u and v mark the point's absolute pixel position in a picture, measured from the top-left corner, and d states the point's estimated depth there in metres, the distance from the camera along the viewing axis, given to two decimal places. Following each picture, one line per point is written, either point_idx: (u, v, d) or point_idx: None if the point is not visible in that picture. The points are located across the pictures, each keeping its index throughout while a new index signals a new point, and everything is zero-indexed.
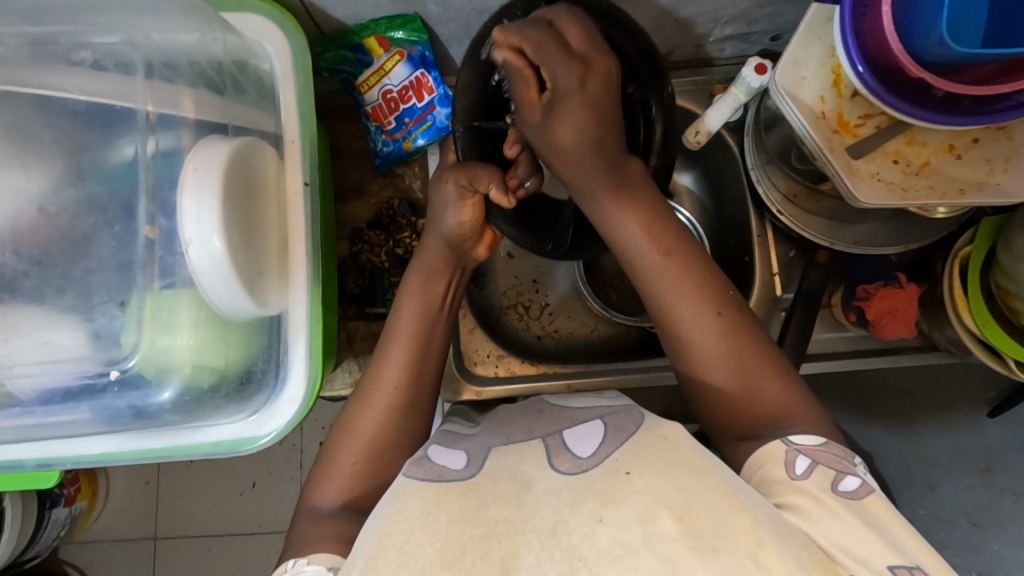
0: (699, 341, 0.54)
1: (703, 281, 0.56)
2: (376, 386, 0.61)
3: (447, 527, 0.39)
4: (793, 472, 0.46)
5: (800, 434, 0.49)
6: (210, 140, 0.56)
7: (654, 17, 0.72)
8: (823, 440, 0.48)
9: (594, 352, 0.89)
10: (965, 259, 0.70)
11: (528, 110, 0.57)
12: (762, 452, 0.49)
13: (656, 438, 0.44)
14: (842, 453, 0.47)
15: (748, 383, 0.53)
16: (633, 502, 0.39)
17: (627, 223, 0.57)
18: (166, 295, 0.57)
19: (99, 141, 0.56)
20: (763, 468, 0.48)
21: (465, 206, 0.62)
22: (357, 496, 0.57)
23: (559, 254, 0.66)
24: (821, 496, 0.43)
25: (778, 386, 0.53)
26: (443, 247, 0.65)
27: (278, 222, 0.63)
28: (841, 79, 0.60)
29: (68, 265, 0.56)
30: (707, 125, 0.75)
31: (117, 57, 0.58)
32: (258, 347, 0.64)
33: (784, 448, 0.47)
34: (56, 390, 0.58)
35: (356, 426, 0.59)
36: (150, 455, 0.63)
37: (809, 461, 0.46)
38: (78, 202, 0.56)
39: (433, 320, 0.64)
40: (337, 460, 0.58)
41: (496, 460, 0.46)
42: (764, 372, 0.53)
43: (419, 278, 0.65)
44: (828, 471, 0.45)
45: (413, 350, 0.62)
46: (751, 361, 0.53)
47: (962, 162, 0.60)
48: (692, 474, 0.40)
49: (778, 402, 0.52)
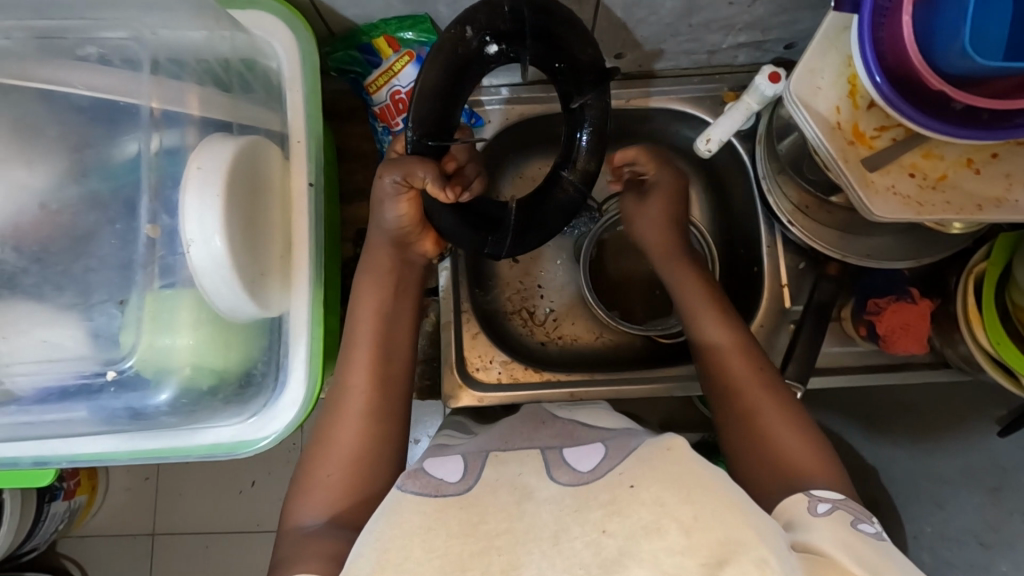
0: (737, 368, 0.63)
1: (759, 370, 0.63)
2: (346, 394, 0.62)
3: (445, 544, 0.39)
4: (814, 510, 0.50)
5: (822, 492, 0.52)
6: (216, 139, 0.55)
7: (666, 23, 0.71)
8: (841, 497, 0.52)
9: (599, 360, 0.88)
10: (980, 275, 0.68)
11: (630, 198, 0.75)
12: (785, 506, 0.52)
13: (661, 450, 0.42)
14: (859, 509, 0.50)
15: (777, 440, 0.58)
16: (640, 515, 0.38)
17: (692, 286, 0.70)
18: (166, 294, 0.56)
19: (104, 138, 0.56)
20: (790, 513, 0.51)
21: (401, 200, 0.61)
22: (343, 510, 0.56)
23: (500, 253, 0.64)
24: (843, 532, 0.47)
25: (802, 441, 0.58)
26: (388, 246, 0.65)
27: (281, 226, 0.61)
28: (856, 89, 0.60)
29: (69, 262, 0.55)
30: (719, 133, 0.74)
31: (123, 53, 0.57)
32: (258, 351, 0.62)
33: (807, 500, 0.51)
34: (54, 388, 0.57)
35: (333, 441, 0.60)
36: (145, 457, 0.62)
37: (830, 507, 0.50)
38: (82, 199, 0.55)
39: (393, 321, 0.65)
40: (313, 476, 0.59)
41: (494, 471, 0.44)
42: (788, 426, 0.59)
43: (369, 281, 0.65)
44: (848, 516, 0.49)
45: (377, 354, 0.63)
46: (776, 409, 0.60)
47: (979, 176, 0.59)
48: (700, 487, 0.39)
49: (804, 462, 0.56)
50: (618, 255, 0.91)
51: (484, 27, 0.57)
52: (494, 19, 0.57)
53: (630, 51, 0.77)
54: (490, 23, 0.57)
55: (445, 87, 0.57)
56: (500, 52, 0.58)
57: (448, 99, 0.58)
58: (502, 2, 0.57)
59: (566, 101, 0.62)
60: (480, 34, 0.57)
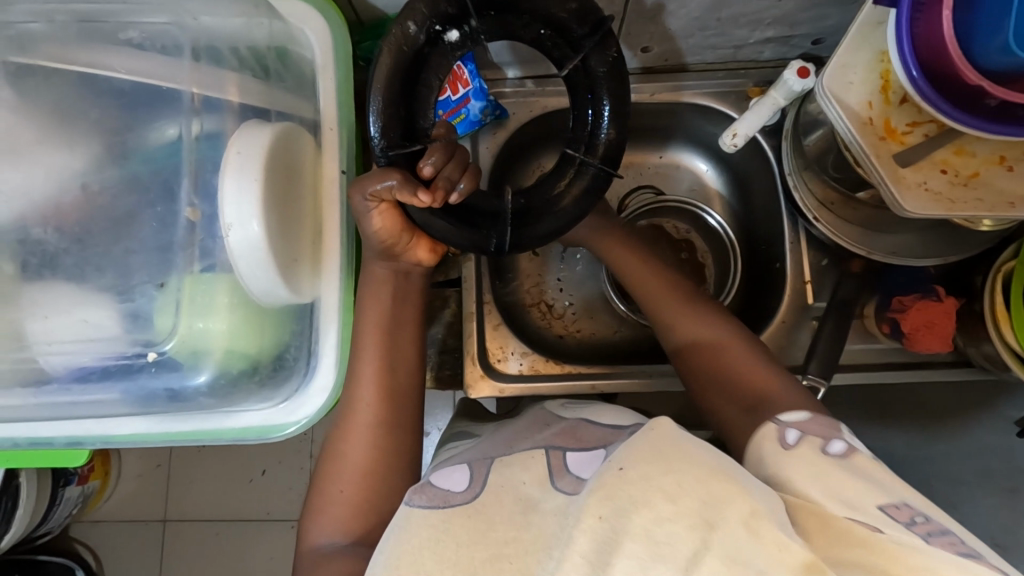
0: (682, 326, 0.67)
1: (715, 337, 0.65)
2: (350, 413, 0.60)
3: (456, 552, 0.43)
4: (785, 441, 0.50)
5: (788, 413, 0.53)
6: (252, 124, 0.56)
7: (695, 17, 0.71)
8: (807, 416, 0.52)
9: (617, 354, 0.88)
10: (1008, 273, 0.68)
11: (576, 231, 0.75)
12: (757, 437, 0.52)
13: (647, 431, 0.43)
14: (827, 422, 0.51)
15: (735, 371, 0.61)
16: (630, 491, 0.39)
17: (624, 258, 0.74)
18: (205, 276, 0.57)
19: (139, 123, 0.57)
20: (762, 447, 0.50)
21: (378, 211, 0.57)
22: (366, 529, 0.56)
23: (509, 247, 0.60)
24: (811, 461, 0.47)
25: (760, 373, 0.61)
26: (382, 260, 0.62)
27: (311, 212, 0.61)
28: (888, 85, 0.59)
29: (109, 244, 0.57)
30: (745, 127, 0.74)
31: (163, 39, 0.58)
32: (289, 334, 0.63)
33: (776, 427, 0.51)
34: (94, 369, 0.58)
35: (343, 461, 0.58)
36: (177, 439, 0.60)
37: (798, 434, 0.50)
38: (122, 181, 0.57)
39: (391, 334, 0.62)
40: (328, 492, 0.58)
41: (499, 475, 0.49)
42: (747, 363, 0.62)
43: (369, 296, 0.62)
44: (817, 440, 0.49)
45: (377, 368, 0.60)
46: (736, 353, 0.63)
47: (1013, 174, 0.59)
48: (681, 459, 0.41)
49: (764, 386, 0.59)
50: None
51: (432, 14, 0.53)
52: (437, 6, 0.53)
53: (656, 45, 0.77)
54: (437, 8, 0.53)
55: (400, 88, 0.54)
56: (461, 36, 0.55)
57: (406, 100, 0.54)
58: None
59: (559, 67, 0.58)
60: (427, 26, 0.53)
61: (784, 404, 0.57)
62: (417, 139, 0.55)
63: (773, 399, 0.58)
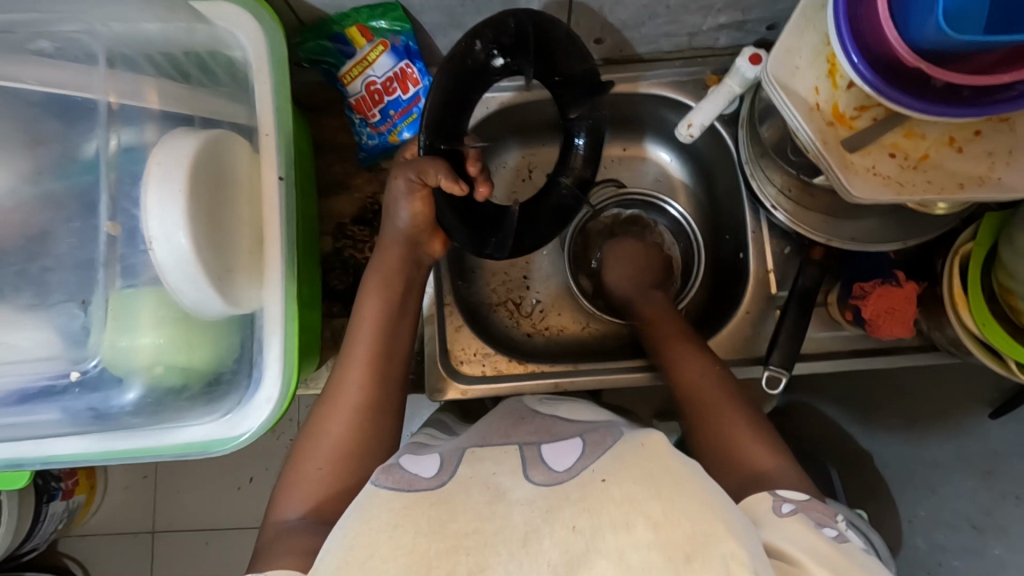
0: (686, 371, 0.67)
1: (705, 361, 0.67)
2: (342, 390, 0.60)
3: (413, 540, 0.38)
4: (779, 510, 0.51)
5: (788, 490, 0.53)
6: (174, 134, 0.54)
7: (643, 5, 0.69)
8: (807, 497, 0.53)
9: (586, 351, 0.87)
10: (965, 256, 0.67)
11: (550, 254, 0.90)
12: (750, 502, 0.53)
13: (636, 446, 0.43)
14: (823, 509, 0.52)
15: (733, 440, 0.60)
16: (610, 511, 0.38)
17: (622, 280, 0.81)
18: (127, 294, 0.56)
19: (60, 134, 0.55)
20: (756, 508, 0.52)
21: (416, 199, 0.61)
22: (324, 503, 0.55)
23: (504, 254, 0.66)
24: (809, 535, 0.47)
25: (757, 444, 0.59)
26: (399, 244, 0.64)
27: (251, 218, 0.60)
28: (836, 68, 0.57)
29: (23, 262, 0.55)
30: (699, 117, 0.73)
31: (79, 46, 0.56)
32: (230, 346, 0.61)
33: (770, 497, 0.52)
34: (13, 392, 0.56)
35: (323, 434, 0.58)
36: (117, 457, 0.60)
37: (795, 507, 0.51)
38: (35, 201, 0.55)
39: (396, 317, 0.63)
40: (299, 473, 0.57)
41: (471, 468, 0.44)
42: (745, 433, 0.60)
43: (377, 276, 0.63)
44: (811, 519, 0.50)
45: (376, 348, 0.61)
46: (733, 421, 0.61)
47: (962, 155, 0.57)
48: (673, 482, 0.39)
49: (762, 463, 0.58)
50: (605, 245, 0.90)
51: (493, 41, 0.58)
52: (501, 33, 0.58)
53: (610, 34, 0.75)
54: (498, 36, 0.58)
55: (451, 93, 0.57)
56: (505, 65, 0.59)
57: (454, 104, 0.58)
58: (507, 19, 0.57)
59: (564, 112, 0.65)
60: (489, 47, 0.58)
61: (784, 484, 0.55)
62: (460, 139, 0.60)
63: (770, 474, 0.56)
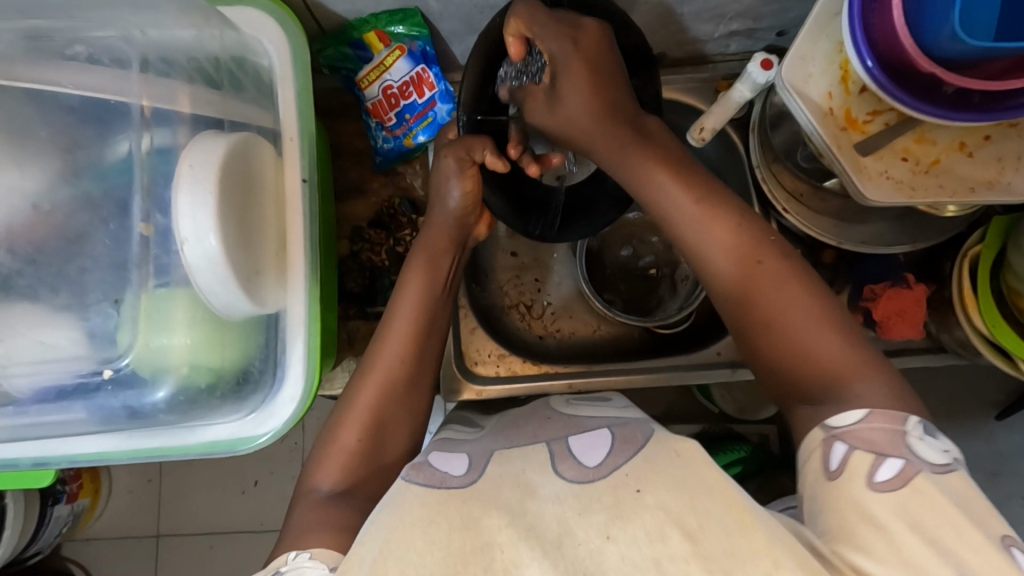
0: (736, 284, 0.50)
1: (728, 214, 0.51)
2: (378, 363, 0.60)
3: (447, 537, 0.38)
4: (826, 467, 0.42)
5: (841, 411, 0.44)
6: (206, 138, 0.55)
7: (657, 13, 0.71)
8: (865, 412, 0.43)
9: (596, 353, 0.88)
10: (974, 258, 0.68)
11: (533, 103, 0.57)
12: (806, 443, 0.45)
13: (669, 453, 0.42)
14: (887, 424, 0.42)
15: (810, 344, 0.48)
16: (644, 520, 0.38)
17: (667, 187, 0.53)
18: (160, 293, 0.57)
19: (95, 138, 0.57)
20: (807, 462, 0.44)
21: (466, 178, 0.62)
22: (355, 476, 0.55)
23: (550, 236, 0.67)
24: (854, 500, 0.39)
25: (834, 339, 0.47)
26: (448, 227, 0.65)
27: (276, 221, 0.61)
28: (848, 75, 0.59)
29: (61, 263, 0.56)
30: (712, 121, 0.74)
31: (112, 52, 0.58)
32: (256, 346, 0.63)
33: (823, 437, 0.43)
34: (50, 390, 0.58)
35: (356, 404, 0.58)
36: (146, 455, 0.62)
37: (846, 448, 0.42)
38: (75, 200, 0.56)
39: (437, 298, 0.63)
40: (336, 440, 0.56)
41: (500, 466, 0.44)
42: (823, 334, 0.48)
43: (423, 258, 0.64)
44: (868, 457, 0.41)
45: (417, 326, 0.61)
46: (807, 314, 0.48)
47: (972, 160, 0.59)
48: (705, 491, 0.39)
49: (843, 363, 0.46)
50: (614, 250, 0.91)
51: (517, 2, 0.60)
52: None
53: None
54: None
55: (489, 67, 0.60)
56: None
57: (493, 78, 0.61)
58: None
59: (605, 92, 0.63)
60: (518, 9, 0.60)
61: (859, 392, 0.45)
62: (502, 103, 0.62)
63: (850, 374, 0.46)
